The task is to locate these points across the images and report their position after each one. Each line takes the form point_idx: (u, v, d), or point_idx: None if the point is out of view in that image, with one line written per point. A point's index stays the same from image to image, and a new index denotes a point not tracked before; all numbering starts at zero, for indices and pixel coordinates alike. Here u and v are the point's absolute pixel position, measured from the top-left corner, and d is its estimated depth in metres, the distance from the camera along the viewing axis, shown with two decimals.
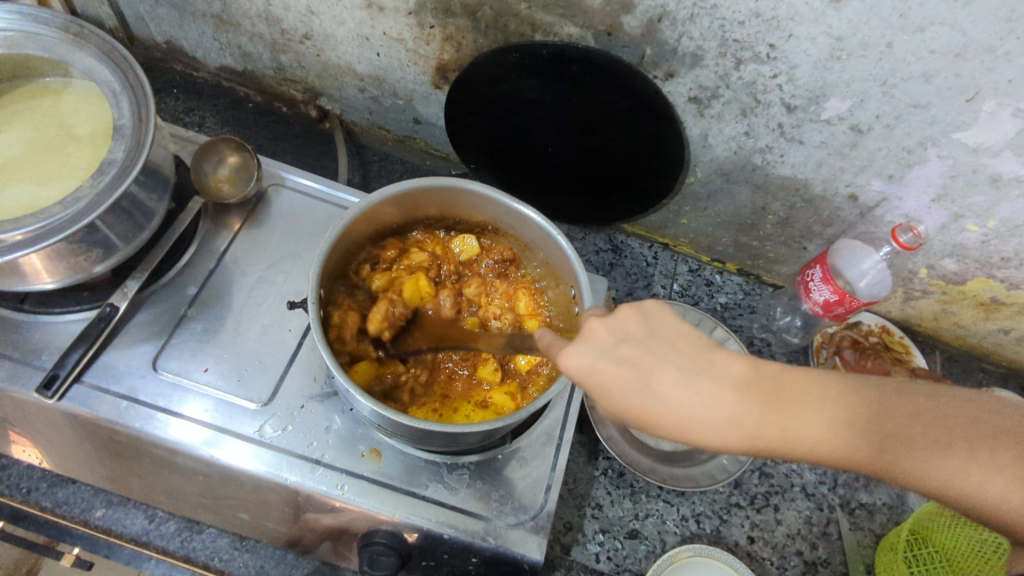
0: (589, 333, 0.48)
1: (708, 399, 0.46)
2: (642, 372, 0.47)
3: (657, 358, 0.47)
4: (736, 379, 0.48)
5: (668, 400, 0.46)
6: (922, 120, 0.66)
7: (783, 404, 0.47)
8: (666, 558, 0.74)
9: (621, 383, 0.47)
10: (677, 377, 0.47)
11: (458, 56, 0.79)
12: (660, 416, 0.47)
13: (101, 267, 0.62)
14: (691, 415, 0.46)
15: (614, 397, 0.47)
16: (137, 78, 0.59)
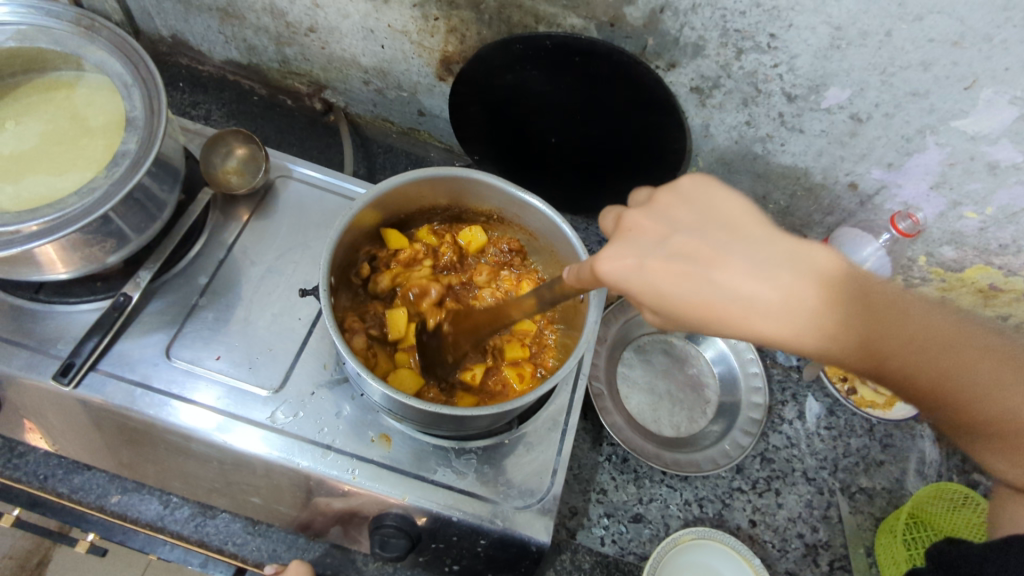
0: (628, 231, 0.48)
1: (783, 287, 0.44)
2: (703, 261, 0.45)
3: (676, 244, 0.46)
4: (820, 275, 0.44)
5: (721, 275, 0.44)
6: (921, 107, 0.67)
7: (869, 306, 0.44)
8: (670, 541, 0.75)
9: (671, 279, 0.45)
10: (742, 268, 0.44)
11: (462, 47, 0.80)
12: (720, 299, 0.44)
13: (115, 257, 0.63)
14: (750, 300, 0.44)
15: (665, 292, 0.45)
16: (148, 71, 0.60)
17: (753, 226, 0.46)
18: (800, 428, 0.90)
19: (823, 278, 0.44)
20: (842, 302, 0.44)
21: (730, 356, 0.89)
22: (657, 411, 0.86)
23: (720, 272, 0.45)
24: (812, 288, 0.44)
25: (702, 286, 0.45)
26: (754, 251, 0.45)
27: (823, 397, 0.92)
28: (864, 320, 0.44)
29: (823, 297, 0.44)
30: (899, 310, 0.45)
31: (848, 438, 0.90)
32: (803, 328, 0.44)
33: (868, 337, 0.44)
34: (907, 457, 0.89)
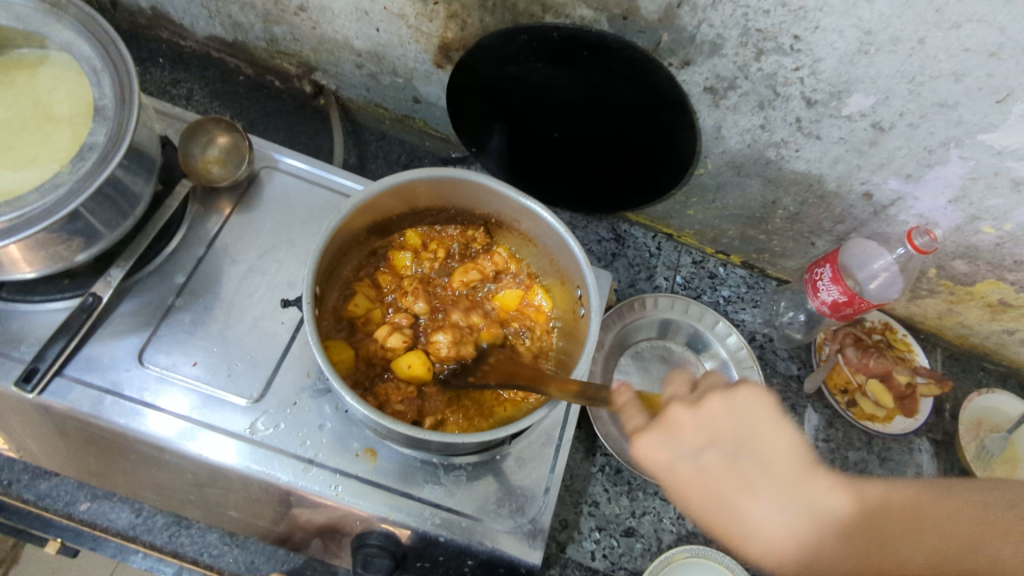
0: (669, 424, 0.50)
1: (796, 529, 0.50)
2: (717, 453, 0.50)
3: (694, 486, 0.50)
4: (838, 520, 0.51)
5: (744, 515, 0.50)
6: (948, 119, 0.63)
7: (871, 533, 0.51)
8: (660, 560, 0.73)
9: (696, 487, 0.50)
10: (766, 506, 0.50)
11: (463, 34, 0.75)
12: (693, 503, 0.51)
13: (83, 255, 0.59)
14: (781, 541, 0.50)
15: (693, 500, 0.51)
16: (119, 54, 0.55)
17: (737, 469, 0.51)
18: None
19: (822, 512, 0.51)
20: (810, 515, 0.51)
21: (731, 365, 0.86)
22: None
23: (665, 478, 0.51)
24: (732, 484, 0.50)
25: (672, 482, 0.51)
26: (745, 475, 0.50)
27: (822, 409, 0.90)
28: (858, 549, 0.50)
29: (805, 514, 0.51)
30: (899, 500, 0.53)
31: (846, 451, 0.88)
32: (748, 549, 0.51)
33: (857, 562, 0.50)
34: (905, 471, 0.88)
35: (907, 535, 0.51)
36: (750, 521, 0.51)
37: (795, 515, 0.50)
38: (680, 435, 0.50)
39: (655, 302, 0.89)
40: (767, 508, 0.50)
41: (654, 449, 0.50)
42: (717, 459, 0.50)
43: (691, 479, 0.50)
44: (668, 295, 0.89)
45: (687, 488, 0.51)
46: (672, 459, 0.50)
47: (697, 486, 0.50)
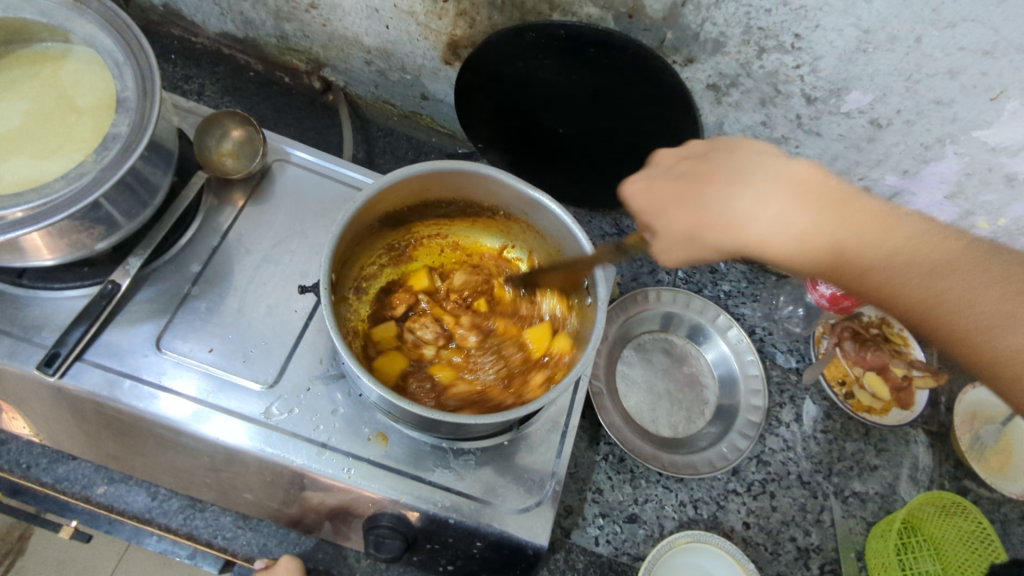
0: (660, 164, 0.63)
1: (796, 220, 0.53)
2: (640, 188, 0.61)
3: (670, 203, 0.58)
4: (803, 191, 0.55)
5: (726, 204, 0.55)
6: (944, 116, 0.65)
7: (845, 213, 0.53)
8: (665, 546, 0.74)
9: (677, 198, 0.58)
10: (747, 198, 0.55)
11: (471, 32, 0.77)
12: (730, 218, 0.55)
13: (103, 243, 0.60)
14: (727, 214, 0.55)
15: (661, 215, 0.58)
16: (141, 48, 0.57)
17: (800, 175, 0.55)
18: (796, 431, 0.89)
19: (815, 192, 0.53)
20: (829, 207, 0.53)
21: (731, 357, 0.89)
22: (656, 410, 0.85)
23: (715, 207, 0.56)
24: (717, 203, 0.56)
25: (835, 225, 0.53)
26: (776, 180, 0.55)
27: (820, 400, 0.92)
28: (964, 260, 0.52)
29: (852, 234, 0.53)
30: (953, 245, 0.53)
31: (844, 442, 0.90)
32: (744, 233, 0.54)
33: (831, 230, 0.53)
34: (901, 462, 0.90)
35: (937, 266, 0.52)
36: (751, 219, 0.54)
37: (758, 191, 0.55)
38: (661, 169, 0.62)
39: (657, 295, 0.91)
40: (742, 191, 0.55)
41: (635, 191, 0.61)
42: (653, 188, 0.60)
43: (654, 199, 0.60)
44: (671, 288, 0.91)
45: (659, 199, 0.59)
46: (648, 183, 0.61)
47: (691, 211, 0.57)
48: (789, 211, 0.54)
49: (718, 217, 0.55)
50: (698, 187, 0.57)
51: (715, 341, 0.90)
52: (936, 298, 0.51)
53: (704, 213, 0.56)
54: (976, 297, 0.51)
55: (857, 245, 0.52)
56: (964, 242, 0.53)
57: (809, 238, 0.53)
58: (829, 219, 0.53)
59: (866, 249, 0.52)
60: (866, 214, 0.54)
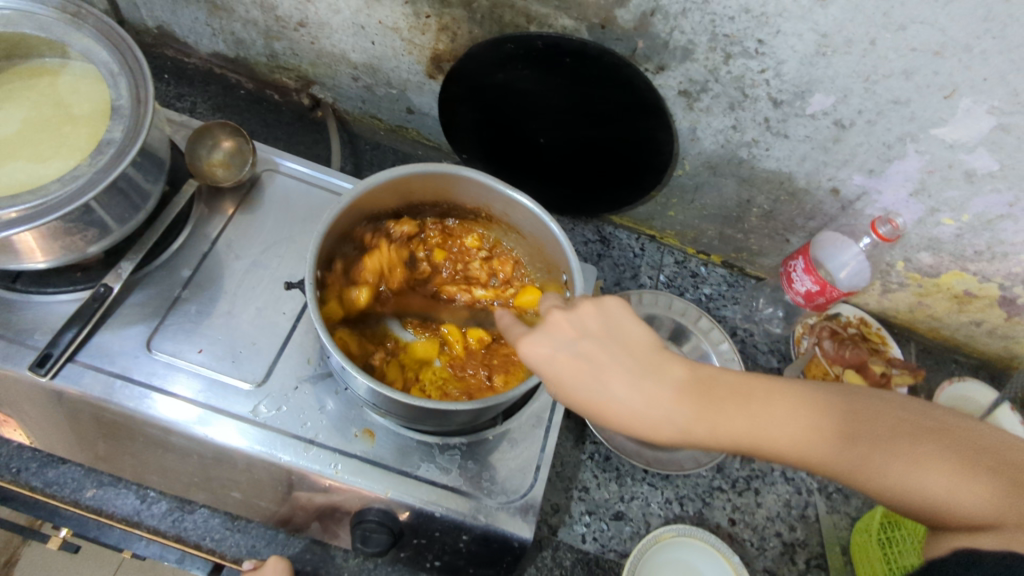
0: (550, 325, 0.55)
1: (699, 409, 0.53)
2: (575, 340, 0.55)
3: (558, 369, 0.54)
4: (679, 386, 0.54)
5: (594, 393, 0.54)
6: (902, 115, 0.69)
7: (744, 399, 0.53)
8: (649, 541, 0.75)
9: (577, 376, 0.54)
10: (622, 372, 0.54)
11: (453, 46, 0.80)
12: (609, 412, 0.53)
13: (96, 247, 0.62)
14: (634, 410, 0.53)
15: (563, 383, 0.54)
16: (135, 60, 0.59)
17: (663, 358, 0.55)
18: None
19: (695, 388, 0.54)
20: (703, 402, 0.53)
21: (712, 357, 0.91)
22: None
23: (602, 393, 0.54)
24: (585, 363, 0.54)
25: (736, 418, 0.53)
26: (635, 367, 0.54)
27: None
28: (817, 429, 0.52)
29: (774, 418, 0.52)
30: (833, 415, 0.52)
31: None
32: (647, 422, 0.53)
33: (757, 432, 0.52)
34: None
35: (855, 424, 0.51)
36: (612, 401, 0.53)
37: (675, 398, 0.53)
38: (557, 328, 0.55)
39: (640, 298, 0.93)
40: (622, 388, 0.53)
41: (541, 342, 0.55)
42: (590, 346, 0.54)
43: (558, 372, 0.54)
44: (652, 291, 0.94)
45: (561, 376, 0.54)
46: (552, 350, 0.55)
47: (614, 386, 0.54)
48: (677, 412, 0.53)
49: (616, 403, 0.53)
50: (592, 355, 0.54)
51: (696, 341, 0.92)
52: (825, 457, 0.51)
53: (615, 386, 0.54)
54: (881, 457, 0.49)
55: (762, 420, 0.52)
56: (884, 406, 0.51)
57: (693, 429, 0.53)
58: (698, 415, 0.53)
59: (773, 433, 0.52)
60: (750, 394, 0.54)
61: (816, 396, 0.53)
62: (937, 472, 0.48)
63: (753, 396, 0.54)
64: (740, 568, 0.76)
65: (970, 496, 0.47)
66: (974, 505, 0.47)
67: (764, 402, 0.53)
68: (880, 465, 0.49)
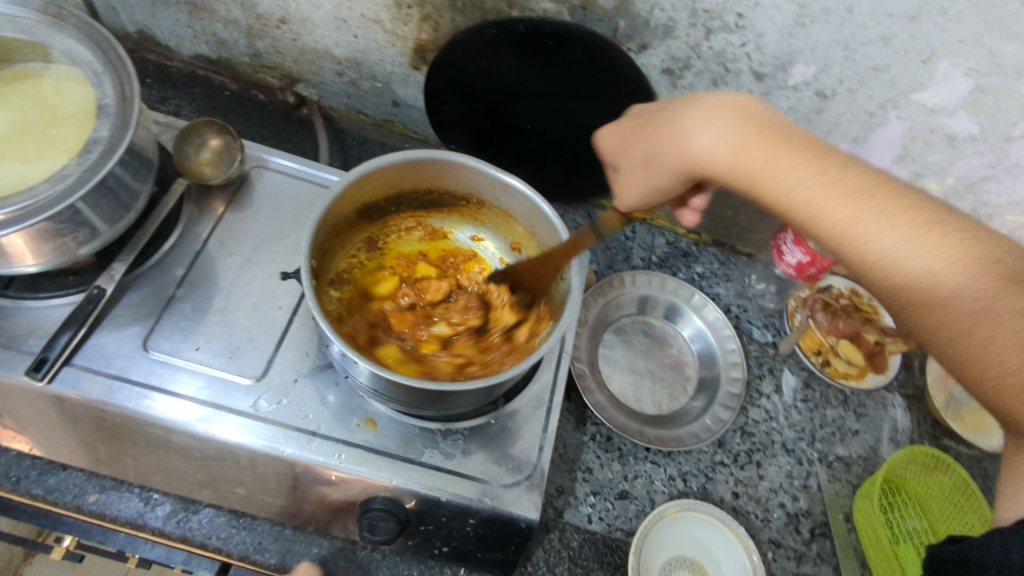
0: (615, 136, 0.66)
1: (727, 135, 0.56)
2: (642, 125, 0.62)
3: (630, 142, 0.63)
4: (742, 106, 0.57)
5: (679, 137, 0.57)
6: (883, 82, 0.70)
7: (802, 148, 0.54)
8: (657, 517, 0.76)
9: (638, 132, 0.62)
10: (682, 126, 0.58)
11: (436, 35, 0.80)
12: (658, 141, 0.59)
13: (86, 249, 0.62)
14: (687, 148, 0.57)
15: (625, 172, 0.63)
16: (120, 59, 0.59)
17: (809, 139, 0.56)
18: (778, 402, 0.92)
19: (764, 121, 0.56)
20: (769, 144, 0.55)
21: (706, 332, 0.92)
22: (640, 389, 0.88)
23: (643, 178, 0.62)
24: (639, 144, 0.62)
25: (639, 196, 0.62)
26: (717, 106, 0.57)
27: (798, 370, 0.95)
28: (882, 212, 0.51)
29: (807, 180, 0.53)
30: (914, 212, 0.50)
31: (824, 409, 0.93)
32: (680, 155, 0.57)
33: (796, 185, 0.54)
34: (880, 425, 0.93)
35: (908, 222, 0.50)
36: (692, 138, 0.57)
37: (722, 128, 0.56)
38: (610, 143, 0.66)
39: (633, 279, 0.94)
40: (692, 120, 0.57)
41: (633, 175, 0.62)
42: (636, 120, 0.64)
43: (626, 142, 0.64)
44: (646, 272, 0.94)
45: (627, 146, 0.63)
46: (617, 129, 0.66)
47: (639, 180, 0.62)
48: (722, 145, 0.56)
49: (636, 183, 0.62)
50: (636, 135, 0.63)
51: (690, 318, 0.93)
52: (877, 256, 0.50)
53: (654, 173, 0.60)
54: (931, 294, 0.48)
55: (816, 198, 0.53)
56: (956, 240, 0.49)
57: (728, 155, 0.56)
58: (759, 143, 0.55)
59: (829, 211, 0.52)
60: (911, 208, 0.51)
61: (898, 209, 0.51)
62: (976, 311, 0.45)
63: (822, 150, 0.54)
64: (744, 538, 0.77)
65: (965, 287, 0.47)
66: (951, 284, 0.47)
67: (818, 153, 0.54)
68: (925, 307, 0.48)
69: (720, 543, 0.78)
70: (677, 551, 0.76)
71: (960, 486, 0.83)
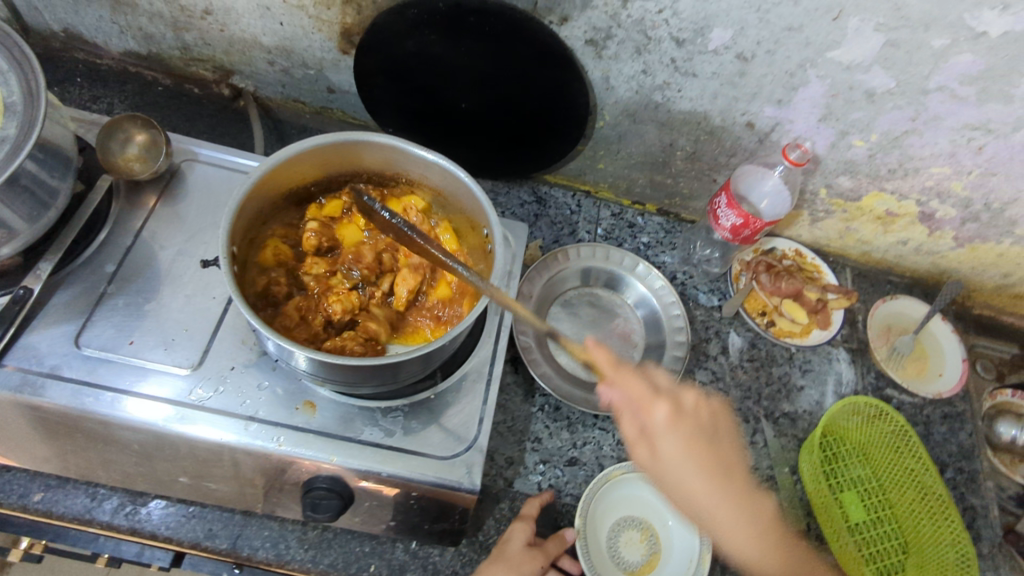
0: (623, 375, 0.61)
1: (713, 510, 0.61)
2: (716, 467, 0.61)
3: (688, 458, 0.60)
4: (756, 510, 0.63)
5: (672, 483, 0.61)
6: (798, 42, 0.71)
7: (780, 540, 0.63)
8: (602, 481, 0.78)
9: (682, 467, 0.60)
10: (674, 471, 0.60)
11: (360, 18, 0.80)
12: (677, 494, 0.61)
13: (7, 249, 0.62)
14: (690, 489, 0.60)
15: (649, 440, 0.61)
16: (24, 56, 0.59)
17: (740, 470, 0.64)
18: (723, 363, 0.95)
19: (759, 523, 0.62)
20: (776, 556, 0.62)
21: (650, 298, 0.94)
22: (587, 359, 0.90)
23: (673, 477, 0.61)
24: (698, 444, 0.61)
25: (639, 451, 0.62)
26: (703, 480, 0.60)
27: (744, 331, 0.98)
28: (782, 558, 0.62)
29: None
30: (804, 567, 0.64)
31: (770, 367, 0.96)
32: (691, 487, 0.60)
33: (752, 544, 0.62)
34: (825, 379, 0.96)
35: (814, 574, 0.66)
36: (709, 510, 0.61)
37: (715, 508, 0.61)
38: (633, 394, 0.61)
39: (577, 252, 0.95)
40: (690, 466, 0.60)
41: (671, 442, 0.60)
42: (688, 441, 0.60)
43: (676, 459, 0.60)
44: (590, 244, 0.95)
45: (669, 459, 0.60)
46: (644, 401, 0.61)
47: (685, 462, 0.60)
48: (725, 518, 0.61)
49: (679, 489, 0.61)
50: (715, 459, 0.61)
51: (632, 285, 0.95)
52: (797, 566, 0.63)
53: (691, 505, 0.61)
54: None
55: (779, 563, 0.62)
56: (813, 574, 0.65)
57: (722, 529, 0.61)
58: (770, 544, 0.62)
59: (765, 560, 0.62)
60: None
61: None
62: None
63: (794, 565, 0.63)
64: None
65: None
66: None
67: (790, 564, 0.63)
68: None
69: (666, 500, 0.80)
70: (624, 512, 0.79)
71: (901, 435, 0.89)
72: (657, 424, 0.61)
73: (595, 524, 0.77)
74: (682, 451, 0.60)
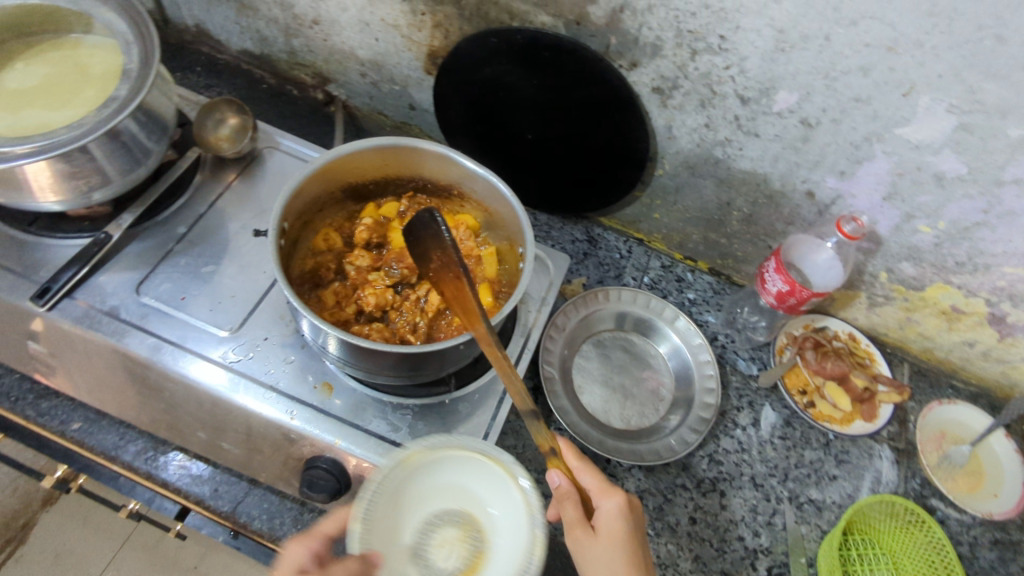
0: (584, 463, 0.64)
1: None
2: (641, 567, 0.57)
3: (618, 546, 0.57)
4: None
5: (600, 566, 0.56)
6: (865, 114, 0.70)
7: None
8: (385, 467, 0.55)
9: (612, 551, 0.57)
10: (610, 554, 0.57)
11: (446, 42, 0.86)
12: None
13: (99, 195, 0.69)
14: None
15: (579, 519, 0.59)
16: (148, 30, 0.66)
17: None
18: (753, 435, 0.91)
19: None
20: None
21: (683, 351, 0.92)
22: (609, 403, 0.88)
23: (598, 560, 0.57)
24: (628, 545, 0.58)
25: (575, 533, 0.58)
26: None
27: (780, 407, 0.93)
28: None
29: None
30: None
31: (802, 450, 0.90)
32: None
33: None
34: (862, 474, 0.89)
35: None
36: None
37: None
38: (587, 476, 0.62)
39: (618, 295, 0.95)
40: (623, 556, 0.57)
41: (607, 522, 0.59)
42: (626, 534, 0.58)
43: (606, 543, 0.57)
44: (632, 289, 0.95)
45: (597, 541, 0.58)
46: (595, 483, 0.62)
47: (616, 552, 0.57)
48: None
49: None
50: (643, 562, 0.58)
51: (668, 336, 0.93)
52: None
53: None
54: None
55: None
56: None
57: None
58: None
59: None
60: None
61: None
62: None
63: None
64: (514, 466, 0.57)
65: None
66: None
67: None
68: None
69: (483, 485, 0.57)
70: (433, 505, 0.56)
71: (938, 551, 0.81)
72: (605, 512, 0.59)
73: (385, 520, 0.54)
74: (614, 546, 0.57)
